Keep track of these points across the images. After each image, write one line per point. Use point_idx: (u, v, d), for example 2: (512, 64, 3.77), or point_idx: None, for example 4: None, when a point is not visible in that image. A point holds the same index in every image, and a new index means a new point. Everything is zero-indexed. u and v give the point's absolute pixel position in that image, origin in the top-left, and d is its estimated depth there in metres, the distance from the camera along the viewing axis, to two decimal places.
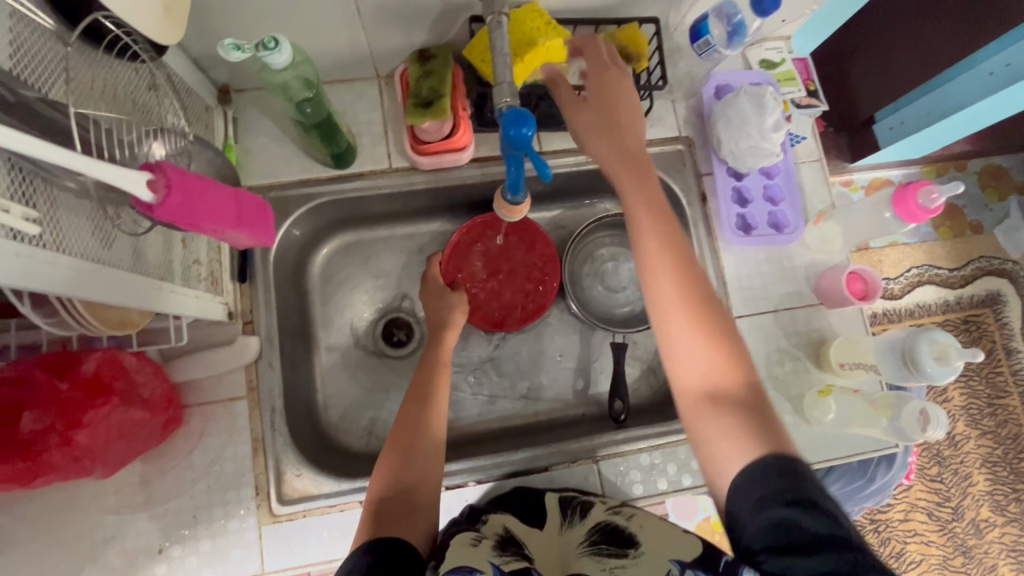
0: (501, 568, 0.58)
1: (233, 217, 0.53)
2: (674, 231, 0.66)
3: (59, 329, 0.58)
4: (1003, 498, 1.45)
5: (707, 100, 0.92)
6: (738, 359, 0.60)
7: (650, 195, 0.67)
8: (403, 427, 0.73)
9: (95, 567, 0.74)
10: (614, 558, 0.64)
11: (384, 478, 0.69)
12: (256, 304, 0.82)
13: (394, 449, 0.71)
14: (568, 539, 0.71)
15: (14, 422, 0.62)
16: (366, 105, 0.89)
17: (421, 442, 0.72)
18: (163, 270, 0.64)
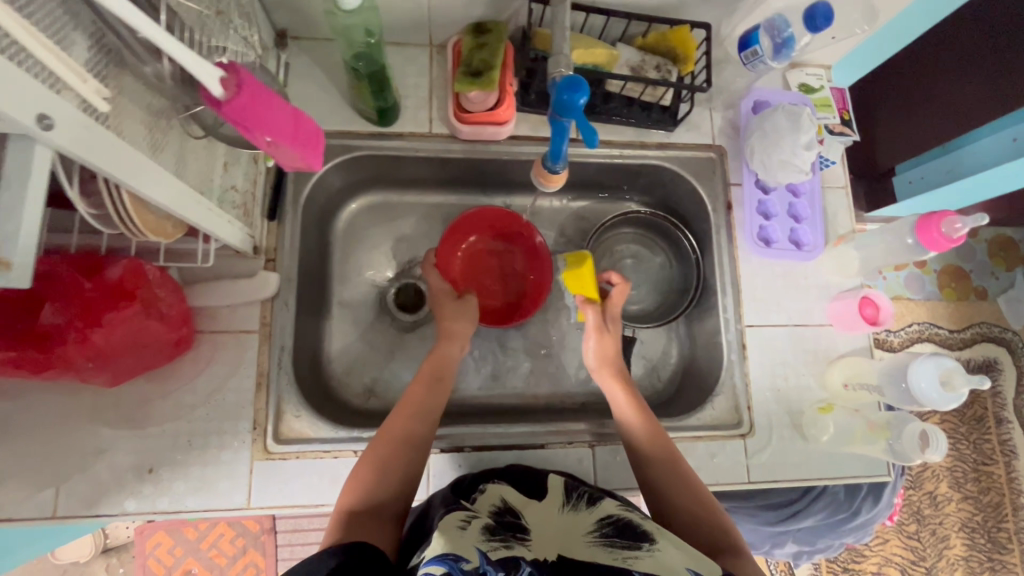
0: (488, 556, 0.56)
1: (291, 134, 0.55)
2: (648, 420, 0.80)
3: (100, 223, 0.59)
4: (978, 565, 1.44)
5: (744, 113, 0.95)
6: (711, 505, 0.71)
7: (628, 388, 0.84)
8: (379, 442, 0.75)
9: (83, 477, 0.73)
10: (627, 549, 0.60)
11: (355, 493, 0.71)
12: (282, 242, 0.83)
13: (371, 466, 0.73)
14: (578, 526, 0.67)
15: (35, 313, 0.63)
16: (416, 69, 0.91)
17: (401, 459, 0.74)
18: (204, 185, 0.65)
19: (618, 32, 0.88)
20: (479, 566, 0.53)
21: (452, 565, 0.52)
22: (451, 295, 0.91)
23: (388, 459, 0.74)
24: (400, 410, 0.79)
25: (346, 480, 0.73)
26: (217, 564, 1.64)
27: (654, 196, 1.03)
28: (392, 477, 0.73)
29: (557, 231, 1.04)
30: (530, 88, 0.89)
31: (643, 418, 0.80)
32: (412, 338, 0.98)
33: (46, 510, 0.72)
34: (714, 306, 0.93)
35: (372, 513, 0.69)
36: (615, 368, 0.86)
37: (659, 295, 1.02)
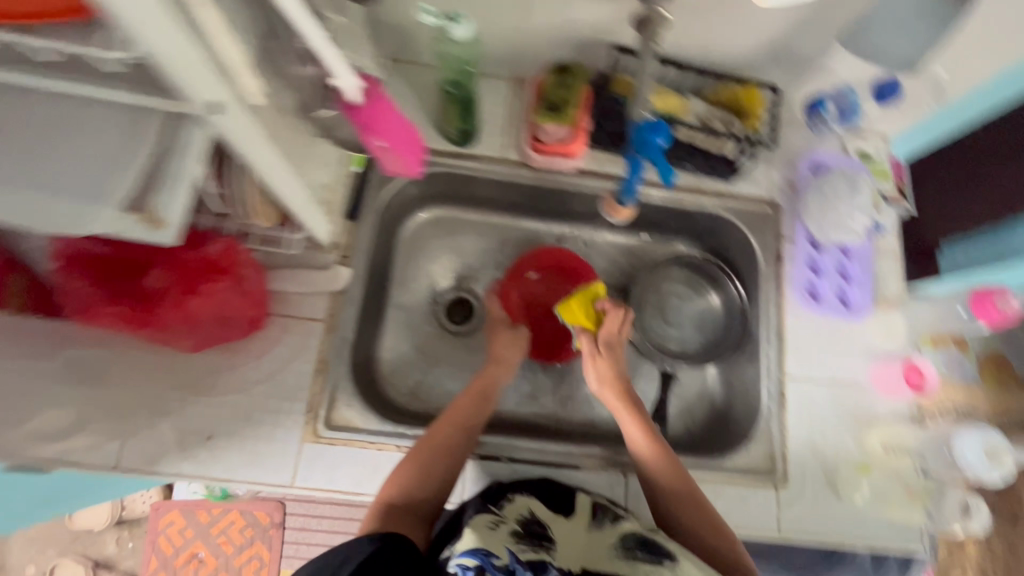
0: (517, 556, 0.61)
1: (402, 140, 0.61)
2: (668, 462, 0.79)
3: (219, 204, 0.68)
4: None
5: (802, 172, 0.99)
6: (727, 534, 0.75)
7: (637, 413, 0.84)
8: (424, 444, 0.78)
9: (147, 434, 0.78)
10: (647, 564, 0.65)
11: (396, 488, 0.74)
12: (356, 242, 0.89)
13: (414, 465, 0.76)
14: (599, 541, 0.72)
15: (141, 276, 0.70)
16: (498, 98, 0.98)
17: (442, 463, 0.77)
18: (307, 180, 0.72)
19: (691, 85, 0.93)
20: (507, 564, 0.59)
21: (483, 560, 0.58)
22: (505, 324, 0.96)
23: (429, 461, 0.77)
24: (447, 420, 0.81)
25: (389, 474, 0.77)
26: (223, 553, 1.73)
27: (705, 241, 1.07)
28: (434, 480, 0.76)
29: (607, 264, 1.09)
30: (600, 128, 0.94)
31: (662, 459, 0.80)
32: (458, 347, 1.03)
33: (111, 461, 0.76)
34: (756, 353, 0.95)
35: (410, 510, 0.73)
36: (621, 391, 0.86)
37: (701, 336, 1.04)
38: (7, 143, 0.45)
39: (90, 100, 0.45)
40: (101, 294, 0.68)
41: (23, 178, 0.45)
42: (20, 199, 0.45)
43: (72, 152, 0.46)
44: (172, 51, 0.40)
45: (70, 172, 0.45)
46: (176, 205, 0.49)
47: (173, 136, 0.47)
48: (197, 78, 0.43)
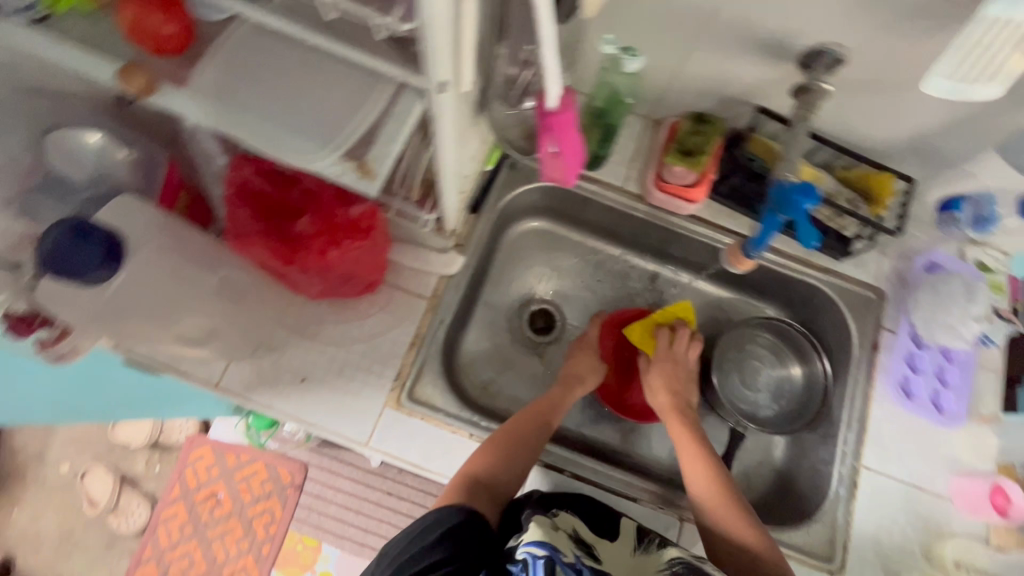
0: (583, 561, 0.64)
1: (574, 158, 0.64)
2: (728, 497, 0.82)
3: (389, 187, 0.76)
4: None
5: (916, 268, 0.98)
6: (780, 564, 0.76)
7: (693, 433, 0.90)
8: (508, 431, 0.82)
9: (251, 363, 0.83)
10: None
11: (478, 466, 0.78)
12: (472, 234, 0.94)
13: (494, 447, 0.80)
14: (647, 566, 0.71)
15: (292, 220, 0.76)
16: (631, 132, 1.02)
17: (523, 452, 0.81)
18: (459, 168, 0.77)
19: (822, 159, 0.95)
20: (573, 563, 0.61)
21: (552, 552, 0.59)
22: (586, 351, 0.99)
23: (509, 446, 0.81)
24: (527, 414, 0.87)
25: (472, 454, 0.81)
26: (240, 499, 1.78)
27: (797, 312, 1.06)
28: (513, 465, 0.79)
29: (694, 312, 1.10)
30: (724, 181, 0.97)
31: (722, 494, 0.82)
32: (533, 356, 1.06)
33: (213, 378, 0.82)
34: (834, 435, 0.93)
35: (488, 488, 0.76)
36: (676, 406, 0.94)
37: (776, 405, 1.03)
38: (265, 79, 0.51)
39: (338, 57, 0.51)
40: (258, 226, 0.74)
41: (270, 111, 0.51)
42: (256, 128, 0.51)
43: (310, 98, 0.51)
44: (440, 31, 0.44)
45: (308, 113, 0.51)
46: (387, 161, 0.53)
47: (396, 104, 0.52)
48: (443, 57, 0.47)
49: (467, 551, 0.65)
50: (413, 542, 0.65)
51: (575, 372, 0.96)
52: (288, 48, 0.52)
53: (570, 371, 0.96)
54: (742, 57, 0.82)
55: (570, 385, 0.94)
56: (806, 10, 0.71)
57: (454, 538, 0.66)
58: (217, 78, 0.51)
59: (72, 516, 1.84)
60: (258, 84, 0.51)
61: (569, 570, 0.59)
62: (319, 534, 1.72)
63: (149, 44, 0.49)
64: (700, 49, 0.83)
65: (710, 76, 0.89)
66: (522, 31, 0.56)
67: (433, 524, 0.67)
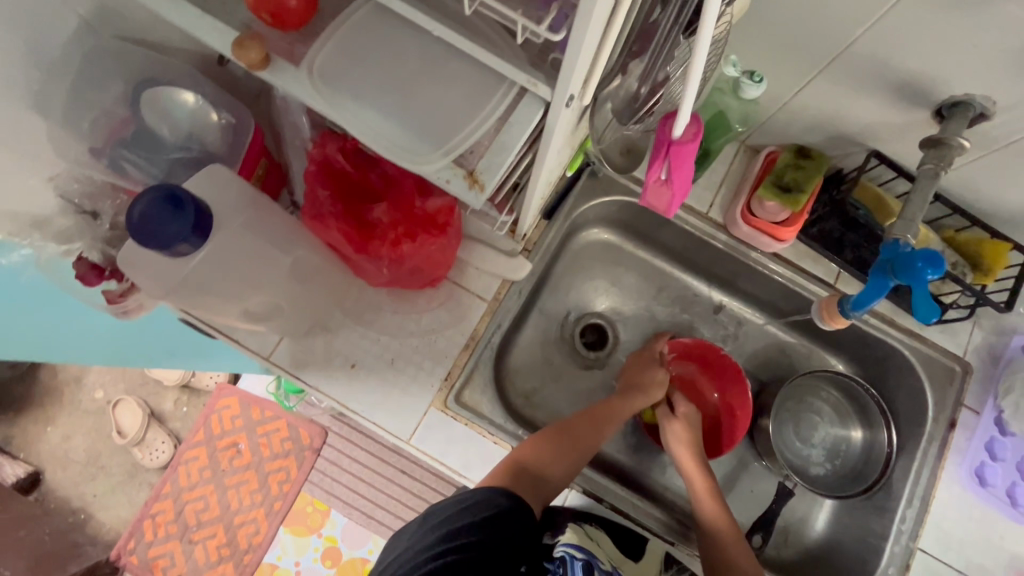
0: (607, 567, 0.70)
1: (682, 189, 0.59)
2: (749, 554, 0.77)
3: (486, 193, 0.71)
4: None
5: (1010, 347, 0.91)
6: None
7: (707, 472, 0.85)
8: (565, 430, 0.78)
9: (304, 341, 0.82)
10: None
11: (532, 452, 0.74)
12: (542, 241, 0.91)
13: (546, 440, 0.76)
14: None
15: (371, 206, 0.74)
16: (722, 156, 0.96)
17: (580, 450, 0.77)
18: (548, 176, 0.73)
19: (931, 216, 0.88)
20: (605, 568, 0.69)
21: (588, 556, 0.68)
22: (649, 362, 0.94)
23: (561, 441, 0.77)
24: (585, 417, 0.82)
25: (524, 440, 0.76)
26: (259, 453, 1.81)
27: (867, 371, 1.00)
28: (566, 465, 0.75)
29: (754, 352, 1.05)
30: (818, 223, 0.92)
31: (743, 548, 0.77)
32: (582, 372, 1.02)
33: (264, 351, 0.81)
34: (891, 509, 0.88)
35: (532, 482, 0.72)
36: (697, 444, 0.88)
37: (828, 464, 0.98)
38: (382, 68, 0.48)
39: (461, 54, 0.48)
40: (336, 208, 0.72)
41: (385, 107, 0.48)
42: (364, 119, 0.48)
43: (426, 95, 0.48)
44: (588, 47, 0.40)
45: (418, 119, 0.48)
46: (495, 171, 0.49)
47: (514, 111, 0.48)
48: (581, 72, 0.43)
49: (508, 549, 0.61)
50: (462, 512, 0.62)
51: (637, 384, 0.91)
52: (412, 39, 0.49)
53: (627, 384, 0.91)
54: (870, 97, 0.75)
55: (634, 393, 0.89)
56: (962, 60, 0.64)
57: (499, 530, 0.62)
58: (336, 64, 0.48)
59: (100, 442, 1.90)
60: (375, 78, 0.48)
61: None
62: (329, 500, 1.73)
63: (271, 13, 0.47)
64: (825, 82, 0.77)
65: (825, 112, 0.82)
66: (658, 50, 0.51)
67: (486, 502, 0.63)
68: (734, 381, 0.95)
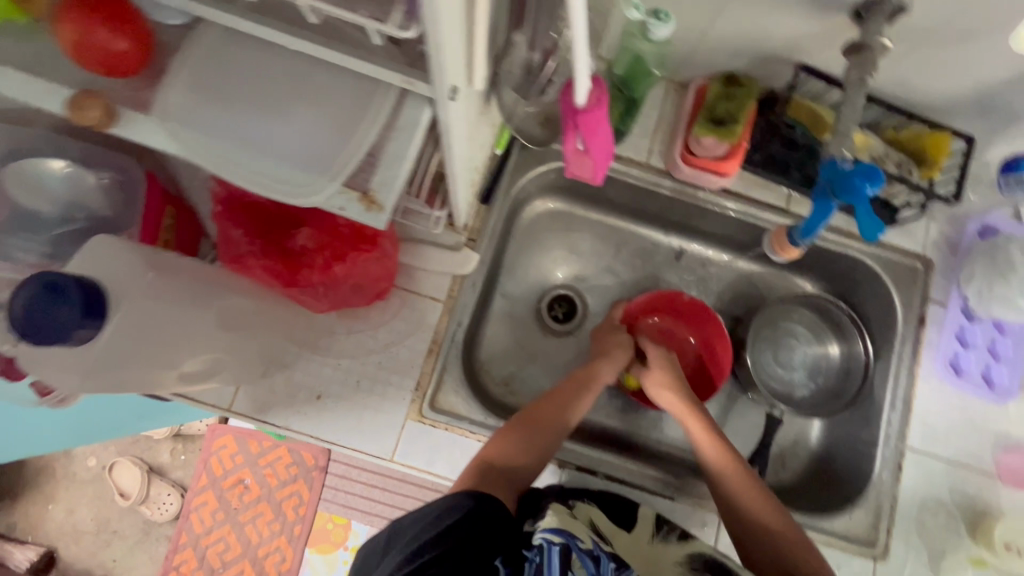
0: (601, 547, 0.56)
1: (602, 155, 0.56)
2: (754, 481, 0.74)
3: None
4: None
5: (967, 234, 0.91)
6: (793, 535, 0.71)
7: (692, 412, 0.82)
8: (529, 416, 0.77)
9: (262, 383, 0.79)
10: None
11: (496, 449, 0.73)
12: (485, 226, 0.87)
13: (512, 432, 0.75)
14: (664, 555, 0.67)
15: (292, 234, 0.68)
16: (652, 99, 0.92)
17: (545, 432, 0.76)
18: (469, 164, 0.69)
19: (869, 118, 0.86)
20: (590, 548, 0.54)
21: (569, 538, 0.53)
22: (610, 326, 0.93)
23: (525, 429, 0.76)
24: (548, 397, 0.81)
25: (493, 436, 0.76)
26: (267, 484, 1.79)
27: (834, 285, 1.00)
28: (535, 451, 0.75)
29: (722, 290, 1.04)
30: (760, 149, 0.88)
31: (746, 479, 0.74)
32: (556, 347, 1.00)
33: (224, 402, 0.78)
34: (877, 415, 0.89)
35: (503, 476, 0.71)
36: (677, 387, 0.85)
37: (811, 383, 0.98)
38: (246, 100, 0.44)
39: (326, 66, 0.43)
40: (253, 245, 0.67)
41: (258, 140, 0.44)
42: (246, 163, 0.44)
43: (299, 119, 0.44)
44: (450, 34, 0.36)
45: (296, 147, 0.44)
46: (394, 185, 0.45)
47: (400, 114, 0.44)
48: (454, 62, 0.39)
49: (472, 554, 0.55)
50: (427, 525, 0.57)
51: (602, 350, 0.90)
52: (264, 57, 0.43)
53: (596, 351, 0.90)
54: (785, 11, 0.72)
55: (597, 360, 0.88)
56: None
57: (467, 535, 0.56)
58: (190, 107, 0.43)
59: (105, 508, 1.87)
60: (238, 114, 0.44)
61: (587, 560, 0.52)
62: (347, 513, 1.72)
63: (99, 62, 0.41)
64: (737, 4, 0.73)
65: (745, 35, 0.78)
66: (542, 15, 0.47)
67: (451, 509, 0.59)
68: (709, 323, 0.95)
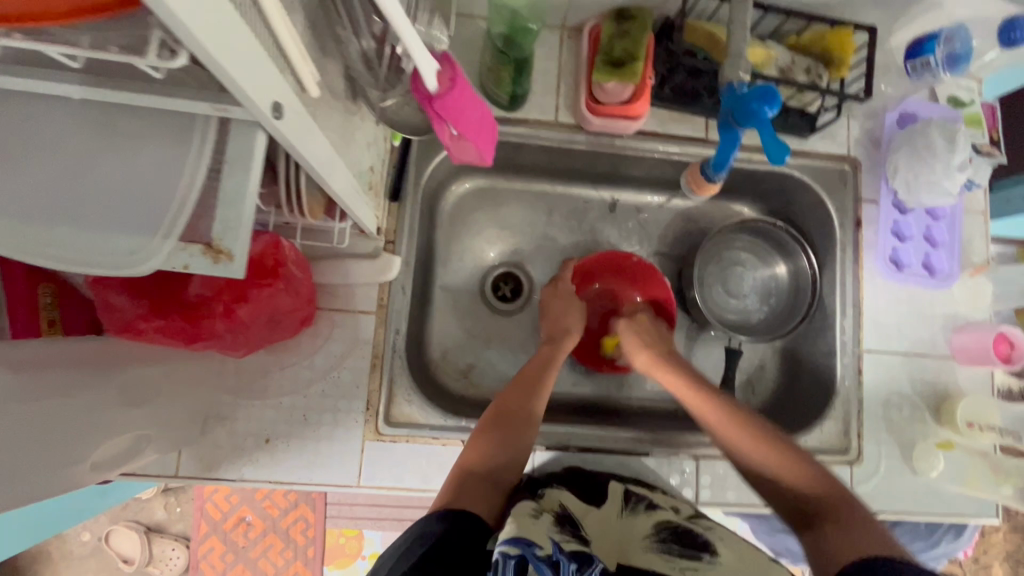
0: (561, 546, 0.53)
1: (479, 134, 0.52)
2: (750, 422, 0.72)
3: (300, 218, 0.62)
4: None
5: (887, 126, 0.90)
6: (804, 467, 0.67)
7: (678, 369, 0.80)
8: (499, 412, 0.76)
9: (204, 441, 0.75)
10: (687, 560, 0.59)
11: (473, 453, 0.71)
12: (402, 224, 0.82)
13: (483, 435, 0.73)
14: (633, 527, 0.66)
15: (184, 283, 0.63)
16: (547, 51, 0.87)
17: (518, 425, 0.75)
18: (355, 168, 0.63)
19: (770, 28, 0.82)
20: (552, 554, 0.50)
21: (525, 549, 0.49)
22: (560, 293, 0.92)
23: (498, 427, 0.74)
24: (513, 387, 0.80)
25: (470, 441, 0.74)
26: (270, 516, 1.61)
27: (770, 204, 0.98)
28: (509, 448, 0.73)
29: (663, 232, 1.01)
30: (667, 82, 0.84)
31: (735, 421, 0.73)
32: (509, 328, 0.97)
33: (169, 469, 0.74)
34: (830, 325, 0.89)
35: (486, 478, 0.69)
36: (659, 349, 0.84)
37: (765, 306, 0.98)
38: (44, 165, 0.38)
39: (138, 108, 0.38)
40: (143, 308, 0.61)
41: (67, 211, 0.37)
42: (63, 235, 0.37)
43: (112, 174, 0.38)
44: (235, 50, 0.32)
45: (114, 210, 0.38)
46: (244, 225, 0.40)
47: (226, 146, 0.39)
48: (259, 78, 0.35)
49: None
50: (400, 558, 0.56)
51: (561, 329, 0.88)
52: (52, 112, 0.38)
53: (555, 330, 0.89)
54: None
55: (557, 339, 0.87)
56: None
57: (442, 557, 0.54)
58: None
59: None
60: (35, 184, 0.37)
61: (545, 568, 0.48)
62: (356, 525, 1.58)
63: None
64: None
65: None
66: None
67: (424, 535, 0.57)
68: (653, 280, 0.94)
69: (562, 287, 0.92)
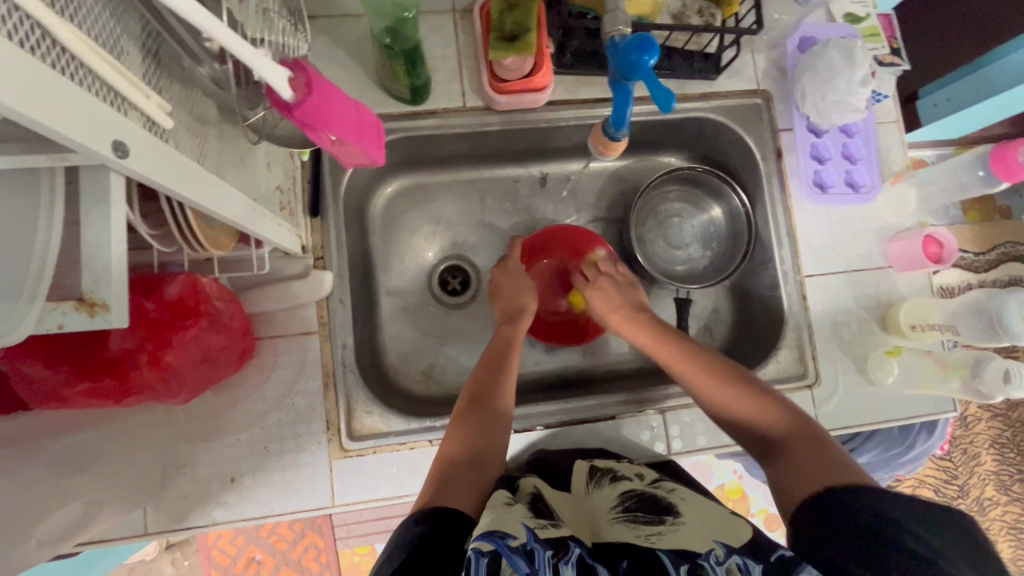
0: (536, 532, 0.53)
1: (355, 129, 0.55)
2: (735, 373, 0.73)
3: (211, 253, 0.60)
4: (1008, 478, 1.38)
5: (790, 54, 0.91)
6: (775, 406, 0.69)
7: (653, 328, 0.82)
8: (474, 399, 0.75)
9: (168, 492, 0.74)
10: (650, 525, 0.59)
11: (452, 444, 0.70)
12: (328, 238, 0.81)
13: (459, 427, 0.72)
14: (600, 502, 0.68)
15: (101, 341, 0.61)
16: (442, 37, 0.86)
17: (494, 406, 0.75)
18: (257, 191, 0.62)
19: None
20: (526, 542, 0.50)
21: (498, 543, 0.48)
22: (509, 274, 0.91)
23: (470, 413, 0.74)
24: (481, 371, 0.79)
25: (446, 435, 0.73)
26: (279, 549, 1.51)
27: (695, 150, 0.99)
28: (487, 433, 0.72)
29: (597, 197, 1.01)
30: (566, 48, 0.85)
31: (724, 373, 0.73)
32: (462, 320, 0.97)
33: (137, 528, 0.73)
34: (770, 258, 0.91)
35: (471, 466, 0.68)
36: (623, 312, 0.85)
37: (707, 251, 0.99)
38: None
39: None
40: (62, 373, 0.58)
41: None
42: None
43: None
44: (46, 94, 0.30)
45: None
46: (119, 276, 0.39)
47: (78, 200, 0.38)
48: (87, 121, 0.33)
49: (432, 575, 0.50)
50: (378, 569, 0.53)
51: (512, 310, 0.88)
52: None
53: (511, 307, 0.88)
54: None
55: (515, 318, 0.87)
56: None
57: (429, 552, 0.53)
58: None
59: None
60: None
61: (518, 558, 0.48)
62: (367, 541, 1.48)
63: None
64: None
65: None
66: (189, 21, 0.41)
67: (403, 542, 0.54)
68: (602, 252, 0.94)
69: (509, 268, 0.91)
